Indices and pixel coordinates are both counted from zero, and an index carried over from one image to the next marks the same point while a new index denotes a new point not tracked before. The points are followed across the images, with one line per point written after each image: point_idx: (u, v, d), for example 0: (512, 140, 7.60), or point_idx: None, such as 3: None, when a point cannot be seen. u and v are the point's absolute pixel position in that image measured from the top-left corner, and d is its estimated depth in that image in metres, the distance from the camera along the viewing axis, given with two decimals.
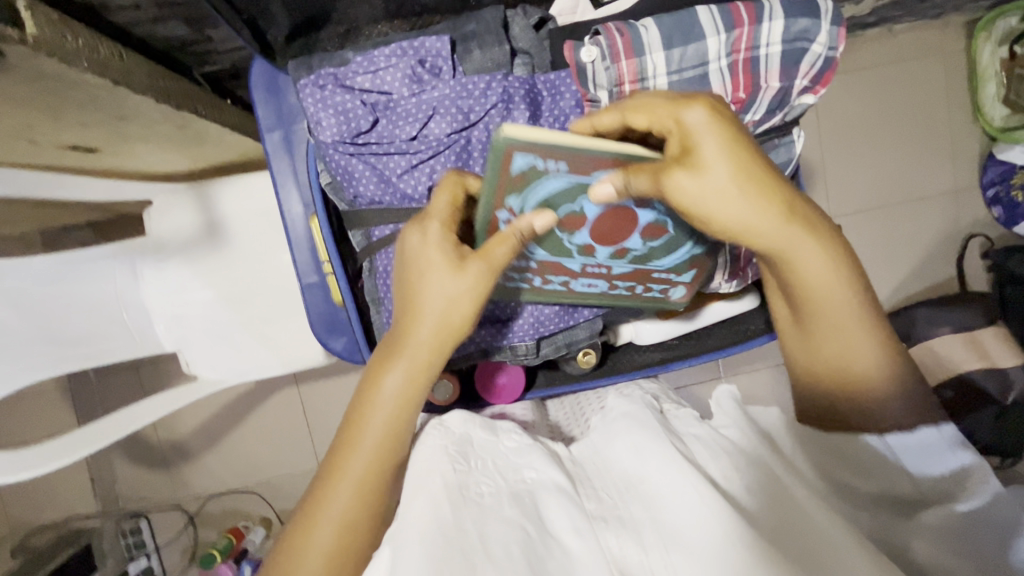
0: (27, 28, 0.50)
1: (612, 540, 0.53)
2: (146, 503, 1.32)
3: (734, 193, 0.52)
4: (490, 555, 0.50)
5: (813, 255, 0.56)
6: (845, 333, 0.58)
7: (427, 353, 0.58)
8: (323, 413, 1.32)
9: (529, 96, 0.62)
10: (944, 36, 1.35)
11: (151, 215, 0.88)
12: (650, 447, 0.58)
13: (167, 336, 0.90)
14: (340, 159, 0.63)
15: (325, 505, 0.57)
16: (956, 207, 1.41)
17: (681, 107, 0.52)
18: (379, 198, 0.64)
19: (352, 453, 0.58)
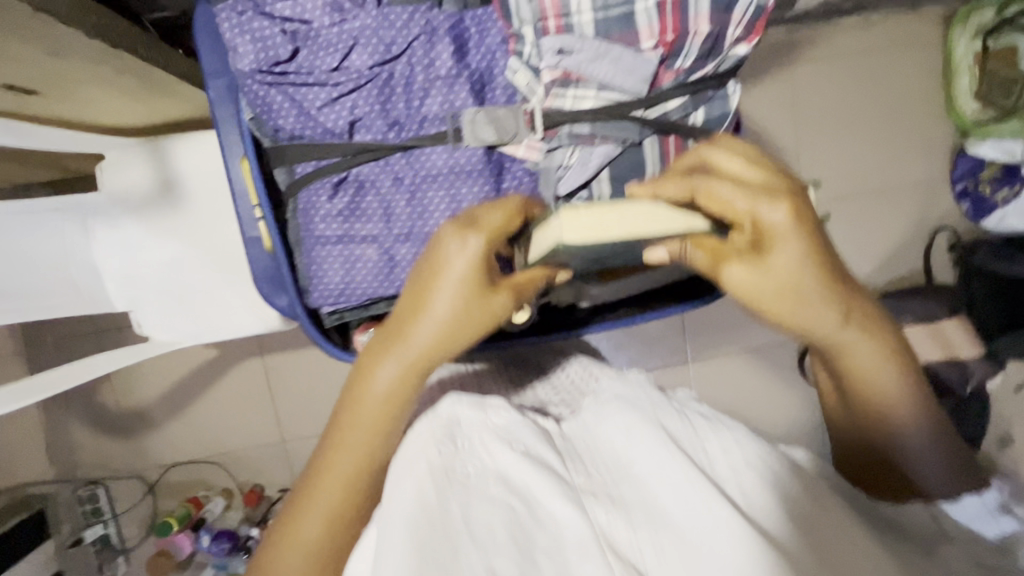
0: None
1: (599, 512, 0.50)
2: (104, 471, 1.30)
3: (791, 286, 0.55)
4: (474, 543, 0.47)
5: (870, 353, 0.60)
6: (881, 401, 0.62)
7: (427, 354, 0.56)
8: (287, 384, 1.30)
9: (454, 31, 0.55)
10: (920, 28, 1.35)
11: (103, 170, 0.85)
12: (649, 431, 0.56)
13: (117, 294, 0.88)
14: (257, 89, 0.56)
15: (319, 488, 0.57)
16: (927, 200, 1.42)
17: (764, 202, 0.52)
18: (301, 131, 0.58)
19: (341, 450, 0.57)
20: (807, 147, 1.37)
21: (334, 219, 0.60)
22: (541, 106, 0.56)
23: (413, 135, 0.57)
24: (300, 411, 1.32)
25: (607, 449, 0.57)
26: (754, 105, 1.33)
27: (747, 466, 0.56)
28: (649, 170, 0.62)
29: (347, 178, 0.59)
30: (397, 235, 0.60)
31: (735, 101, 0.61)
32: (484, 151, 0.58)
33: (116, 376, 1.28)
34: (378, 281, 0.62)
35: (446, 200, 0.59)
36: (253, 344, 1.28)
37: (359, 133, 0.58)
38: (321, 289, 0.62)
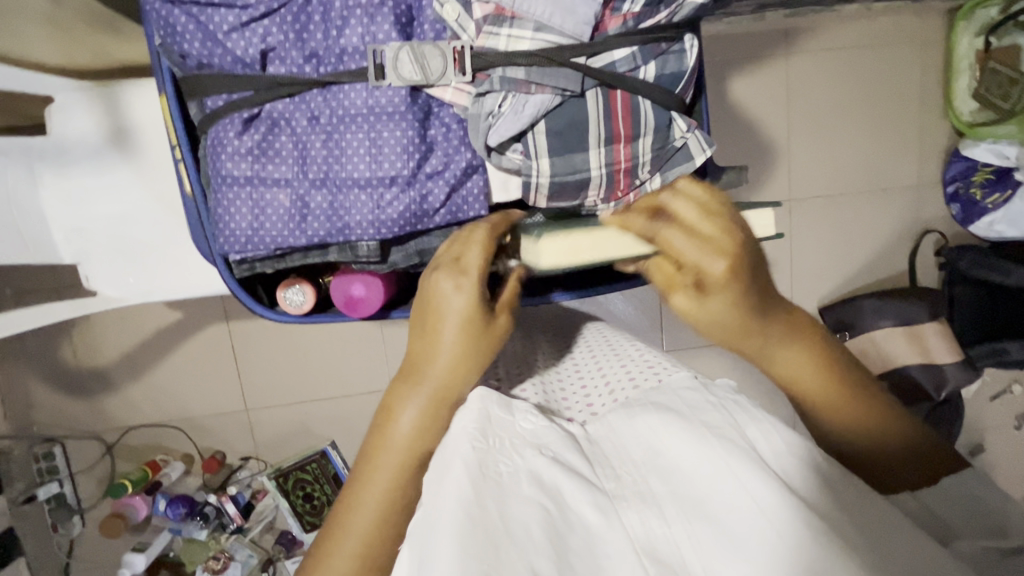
0: None
1: (636, 517, 0.46)
2: (61, 430, 1.27)
3: (728, 321, 0.51)
4: (515, 540, 0.43)
5: (799, 360, 0.55)
6: (856, 424, 0.55)
7: (449, 382, 0.53)
8: (253, 352, 1.28)
9: None
10: (923, 23, 1.31)
11: (52, 114, 0.81)
12: (677, 424, 0.51)
13: (64, 246, 0.84)
14: (163, 9, 0.51)
15: (340, 529, 0.51)
16: (917, 201, 1.39)
17: (709, 254, 0.48)
18: (208, 58, 0.52)
19: (364, 493, 0.52)
20: (798, 139, 1.33)
21: (243, 157, 0.53)
22: (471, 44, 0.52)
23: (332, 70, 0.52)
24: (264, 380, 1.29)
25: (636, 450, 0.52)
26: (747, 93, 1.29)
27: (792, 447, 0.48)
28: (592, 129, 0.54)
29: (261, 114, 0.53)
30: (312, 179, 0.53)
31: (692, 60, 0.56)
32: (408, 92, 0.52)
33: (77, 334, 1.24)
34: (287, 230, 0.53)
35: (365, 141, 0.52)
36: (218, 309, 1.25)
37: (272, 66, 0.52)
38: (226, 235, 0.54)
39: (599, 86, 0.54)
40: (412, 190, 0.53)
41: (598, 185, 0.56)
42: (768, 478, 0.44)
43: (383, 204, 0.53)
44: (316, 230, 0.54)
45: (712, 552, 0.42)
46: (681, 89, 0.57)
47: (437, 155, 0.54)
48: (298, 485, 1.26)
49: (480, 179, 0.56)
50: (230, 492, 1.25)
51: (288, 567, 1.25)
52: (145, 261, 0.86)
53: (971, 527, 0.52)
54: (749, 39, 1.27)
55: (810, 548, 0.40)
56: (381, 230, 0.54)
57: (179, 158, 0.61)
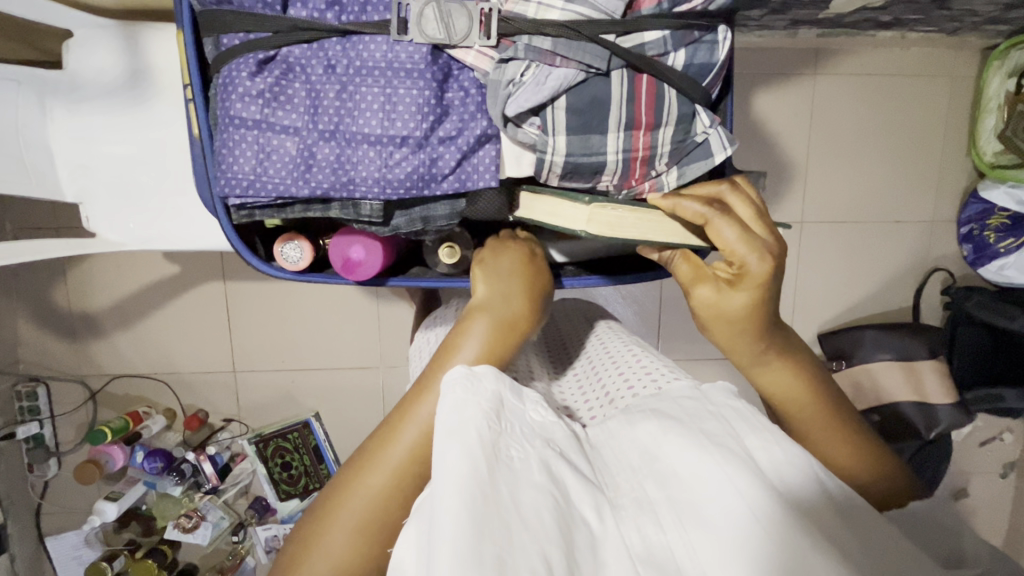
0: None
1: (634, 526, 0.45)
2: (46, 369, 1.26)
3: (746, 320, 0.55)
4: (525, 529, 0.41)
5: (790, 378, 0.57)
6: (825, 433, 0.57)
7: (516, 313, 0.57)
8: (247, 314, 1.27)
9: None
10: (956, 58, 1.30)
11: (69, 49, 0.80)
12: (683, 431, 0.49)
13: (68, 184, 0.83)
14: None
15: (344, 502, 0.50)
16: (930, 237, 1.38)
17: (753, 252, 0.53)
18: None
19: (372, 468, 0.51)
20: (818, 162, 1.32)
21: (253, 99, 0.51)
22: (499, 8, 0.51)
23: (352, 19, 0.51)
24: (255, 343, 1.29)
25: (633, 451, 0.50)
26: (771, 109, 1.28)
27: (794, 458, 0.47)
28: (613, 111, 0.53)
29: (276, 59, 0.52)
30: (321, 131, 0.52)
31: (723, 53, 0.55)
32: (429, 50, 0.51)
33: (73, 276, 1.24)
34: (291, 178, 0.52)
35: (379, 97, 0.51)
36: (216, 267, 1.24)
37: (293, 8, 0.52)
38: (227, 178, 0.53)
39: (625, 69, 0.53)
40: (421, 154, 0.53)
41: (612, 169, 0.56)
42: (767, 491, 0.43)
43: (390, 163, 0.52)
44: (320, 182, 0.53)
45: (711, 557, 0.41)
46: (712, 76, 0.56)
47: (452, 119, 0.53)
48: (278, 453, 1.25)
49: (492, 148, 0.55)
50: (209, 452, 1.24)
51: (258, 533, 1.26)
52: (148, 207, 0.85)
53: (934, 545, 0.51)
54: (778, 55, 1.26)
55: (811, 563, 0.39)
56: (386, 189, 0.53)
57: (188, 97, 0.60)
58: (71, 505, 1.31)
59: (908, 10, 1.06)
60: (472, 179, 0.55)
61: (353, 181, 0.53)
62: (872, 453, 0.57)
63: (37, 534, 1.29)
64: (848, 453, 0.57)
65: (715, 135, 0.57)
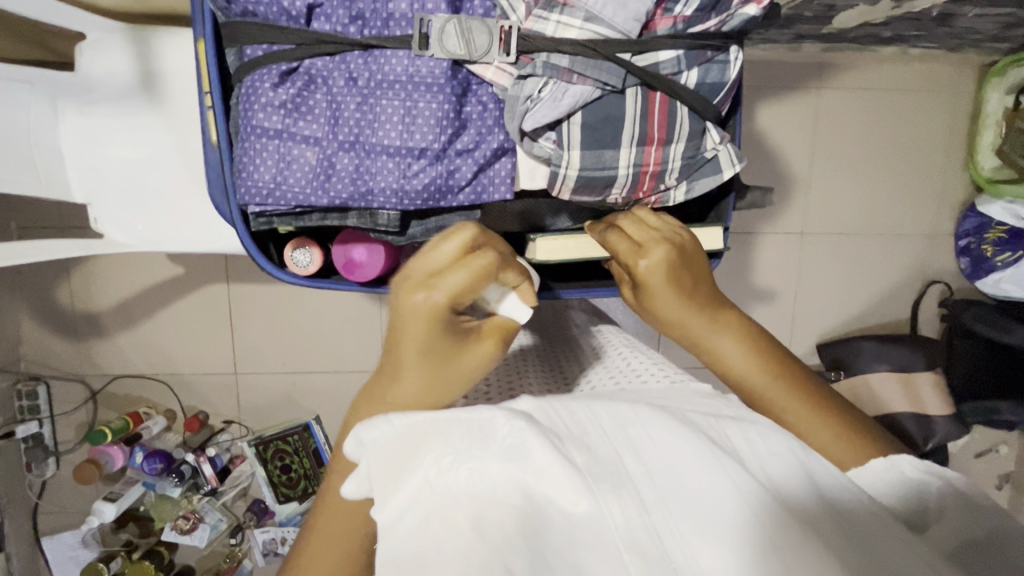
0: None
1: (616, 508, 0.39)
2: (48, 369, 1.27)
3: (665, 316, 0.57)
4: (483, 541, 0.39)
5: (736, 351, 0.56)
6: (782, 402, 0.54)
7: (413, 398, 0.49)
8: (249, 316, 1.27)
9: None
10: (956, 74, 1.31)
11: (82, 52, 0.81)
12: (664, 417, 0.46)
13: (76, 185, 0.83)
14: None
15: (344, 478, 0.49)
16: (927, 251, 1.39)
17: (637, 258, 0.57)
18: (254, 6, 0.52)
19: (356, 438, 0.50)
20: (818, 174, 1.33)
21: (275, 110, 0.52)
22: (519, 25, 0.52)
23: (376, 33, 0.52)
24: (256, 346, 1.29)
25: (608, 424, 0.45)
26: (773, 122, 1.29)
27: (773, 448, 0.45)
28: (626, 127, 0.55)
29: (299, 71, 0.52)
30: (341, 141, 0.53)
31: (734, 72, 0.56)
32: (450, 64, 0.52)
33: (76, 276, 1.24)
34: (310, 188, 0.53)
35: (399, 110, 0.52)
36: (219, 269, 1.25)
37: (317, 21, 0.52)
38: (248, 185, 0.54)
39: (638, 86, 0.54)
40: (437, 165, 0.54)
41: (622, 182, 0.57)
42: (744, 471, 0.42)
43: (408, 175, 0.53)
44: (339, 192, 0.53)
45: (691, 538, 0.39)
46: (726, 93, 0.57)
47: (470, 132, 0.55)
48: (277, 456, 1.25)
49: (509, 162, 0.57)
50: (209, 453, 1.24)
51: (256, 535, 1.25)
52: (156, 208, 0.86)
53: (892, 500, 0.47)
54: (780, 68, 1.27)
55: (800, 542, 0.38)
56: (404, 200, 0.54)
57: (208, 106, 0.60)
58: (68, 506, 1.30)
59: (910, 27, 1.08)
60: (488, 190, 0.57)
61: (370, 193, 0.54)
62: (829, 415, 0.53)
63: (33, 534, 1.28)
64: (810, 424, 0.53)
65: (724, 151, 0.58)
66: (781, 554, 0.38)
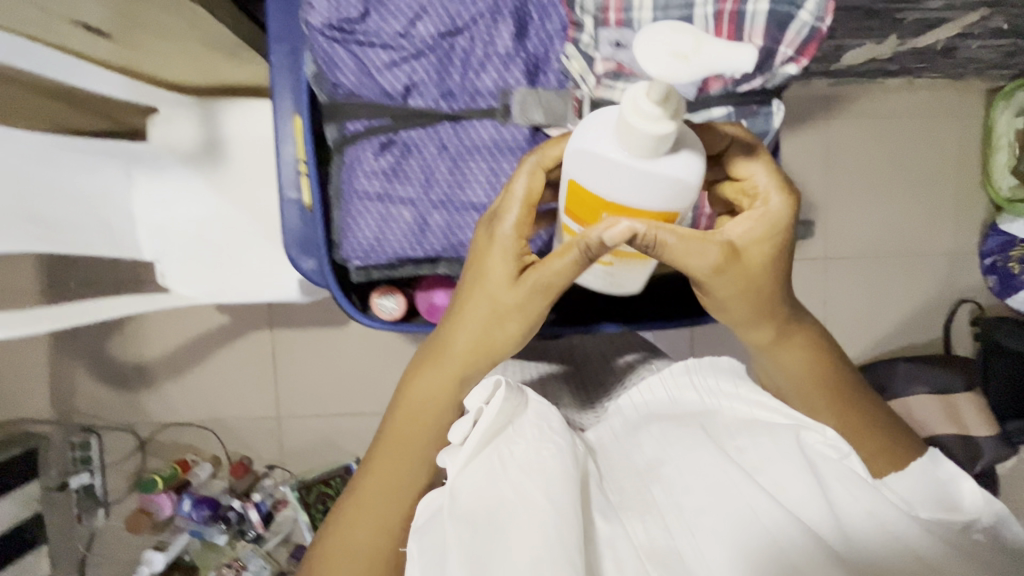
0: None
1: (640, 527, 0.47)
2: (99, 420, 1.31)
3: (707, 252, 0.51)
4: (523, 529, 0.44)
5: (746, 310, 0.56)
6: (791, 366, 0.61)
7: (468, 347, 0.56)
8: (290, 361, 1.32)
9: (516, 15, 0.57)
10: (963, 99, 1.36)
11: (154, 122, 0.89)
12: (683, 434, 0.52)
13: (147, 245, 0.90)
14: (322, 44, 0.55)
15: (389, 457, 0.57)
16: (951, 270, 1.41)
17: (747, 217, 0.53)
18: (357, 90, 0.57)
19: (404, 411, 0.58)
20: (836, 200, 1.37)
21: (376, 177, 0.58)
22: (589, 95, 0.59)
23: (464, 107, 0.57)
24: (298, 389, 1.33)
25: (637, 457, 0.53)
26: (788, 153, 1.34)
27: (771, 456, 0.49)
28: None
29: (396, 140, 0.58)
30: (434, 201, 0.59)
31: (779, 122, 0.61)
32: (529, 130, 0.58)
33: (128, 329, 1.30)
34: (408, 243, 0.59)
35: (486, 172, 0.58)
36: (263, 316, 1.30)
37: (412, 99, 0.57)
38: (352, 244, 0.60)
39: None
40: None
41: None
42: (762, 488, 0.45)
43: None
44: (433, 246, 0.60)
45: (704, 544, 0.44)
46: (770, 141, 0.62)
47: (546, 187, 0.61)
48: (320, 499, 1.25)
49: None
50: (254, 499, 1.25)
51: None
52: (217, 262, 0.91)
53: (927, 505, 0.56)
54: (792, 103, 1.33)
55: (798, 540, 0.42)
56: None
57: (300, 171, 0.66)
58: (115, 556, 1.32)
59: (915, 60, 1.14)
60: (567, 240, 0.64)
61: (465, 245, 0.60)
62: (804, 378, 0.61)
63: None
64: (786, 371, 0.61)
65: None
66: (782, 554, 0.41)
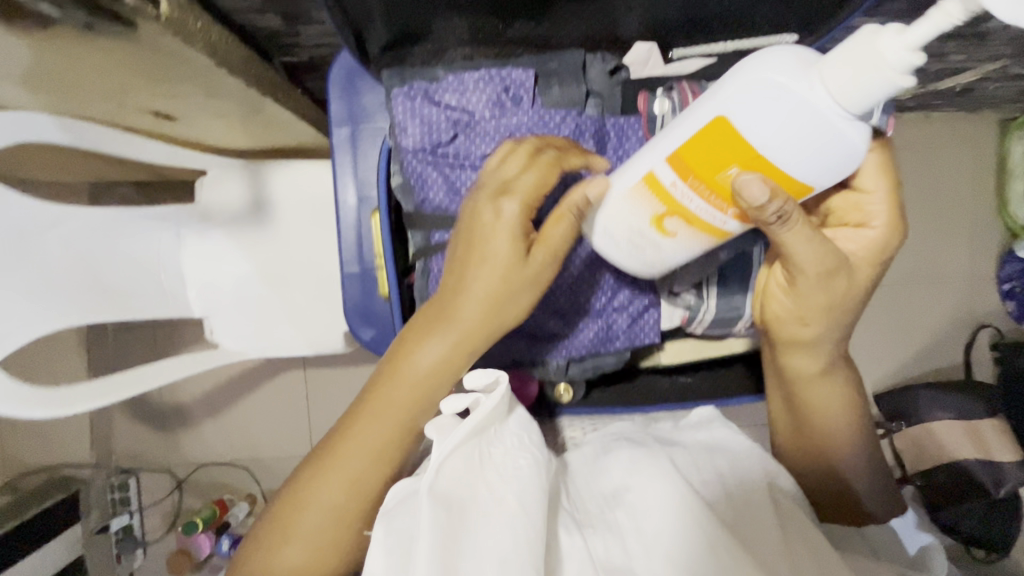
0: (162, 9, 0.52)
1: (600, 543, 0.49)
2: (137, 461, 1.33)
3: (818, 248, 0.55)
4: (494, 522, 0.45)
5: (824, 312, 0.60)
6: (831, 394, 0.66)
7: (475, 329, 0.55)
8: (324, 399, 1.34)
9: (595, 136, 0.62)
10: (978, 129, 1.38)
11: (203, 184, 0.91)
12: (642, 457, 0.57)
13: (196, 302, 0.92)
14: (415, 166, 0.62)
15: (357, 438, 0.57)
16: (970, 295, 1.42)
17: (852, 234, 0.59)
18: (447, 205, 0.62)
19: (382, 394, 0.57)
20: None
21: None
22: None
23: (547, 219, 0.63)
24: (332, 427, 1.35)
25: (603, 483, 0.57)
26: None
27: (729, 490, 0.55)
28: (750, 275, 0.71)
29: None
30: None
31: None
32: None
33: None
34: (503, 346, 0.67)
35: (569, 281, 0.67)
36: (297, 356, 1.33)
37: None
38: None
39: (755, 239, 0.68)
40: (594, 319, 0.69)
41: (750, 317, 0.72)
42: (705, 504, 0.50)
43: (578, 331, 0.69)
44: None
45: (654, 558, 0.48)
46: None
47: (622, 292, 0.69)
48: None
49: (654, 313, 0.71)
50: None
51: None
52: (265, 317, 0.94)
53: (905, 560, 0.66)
54: None
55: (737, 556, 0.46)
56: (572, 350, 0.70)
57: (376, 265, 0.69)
58: None
59: (933, 98, 1.16)
60: (642, 337, 0.71)
61: None
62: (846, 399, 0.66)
63: None
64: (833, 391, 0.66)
65: None
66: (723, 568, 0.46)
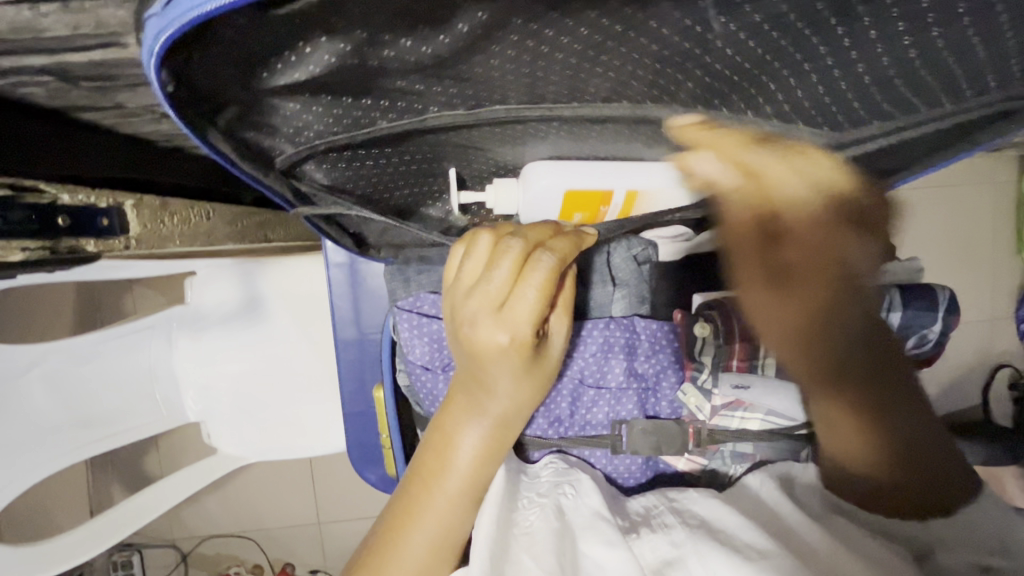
0: (131, 231, 0.66)
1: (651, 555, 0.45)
2: (141, 536, 1.30)
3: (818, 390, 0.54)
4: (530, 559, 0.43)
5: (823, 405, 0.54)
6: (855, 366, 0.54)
7: (510, 413, 0.46)
8: (328, 466, 1.31)
9: (625, 348, 0.57)
10: (995, 165, 1.32)
11: (193, 285, 0.87)
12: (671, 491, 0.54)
13: (193, 408, 0.88)
14: (423, 380, 0.58)
15: (401, 538, 0.45)
16: (988, 334, 1.36)
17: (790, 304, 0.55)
18: None
19: (426, 493, 0.46)
20: None
21: None
22: (708, 425, 0.58)
23: (573, 435, 0.58)
24: (338, 494, 1.32)
25: (645, 508, 0.52)
26: None
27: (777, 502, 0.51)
28: None
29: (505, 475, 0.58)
30: None
31: None
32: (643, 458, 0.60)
33: (163, 445, 1.28)
34: None
35: None
36: None
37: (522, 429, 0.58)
38: None
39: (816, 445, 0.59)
40: None
41: None
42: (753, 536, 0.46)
43: None
44: None
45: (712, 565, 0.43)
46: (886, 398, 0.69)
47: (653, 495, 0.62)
48: None
49: None
50: None
51: None
52: (266, 418, 0.90)
53: None
54: None
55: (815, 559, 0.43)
56: None
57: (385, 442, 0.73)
58: None
59: None
60: None
61: None
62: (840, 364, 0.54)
63: None
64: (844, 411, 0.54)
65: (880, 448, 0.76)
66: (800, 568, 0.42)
